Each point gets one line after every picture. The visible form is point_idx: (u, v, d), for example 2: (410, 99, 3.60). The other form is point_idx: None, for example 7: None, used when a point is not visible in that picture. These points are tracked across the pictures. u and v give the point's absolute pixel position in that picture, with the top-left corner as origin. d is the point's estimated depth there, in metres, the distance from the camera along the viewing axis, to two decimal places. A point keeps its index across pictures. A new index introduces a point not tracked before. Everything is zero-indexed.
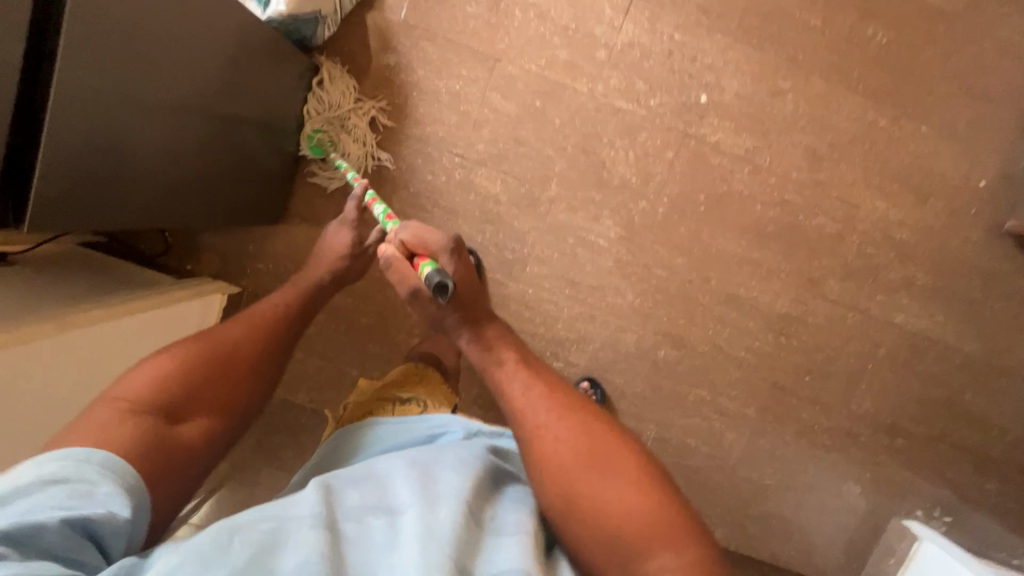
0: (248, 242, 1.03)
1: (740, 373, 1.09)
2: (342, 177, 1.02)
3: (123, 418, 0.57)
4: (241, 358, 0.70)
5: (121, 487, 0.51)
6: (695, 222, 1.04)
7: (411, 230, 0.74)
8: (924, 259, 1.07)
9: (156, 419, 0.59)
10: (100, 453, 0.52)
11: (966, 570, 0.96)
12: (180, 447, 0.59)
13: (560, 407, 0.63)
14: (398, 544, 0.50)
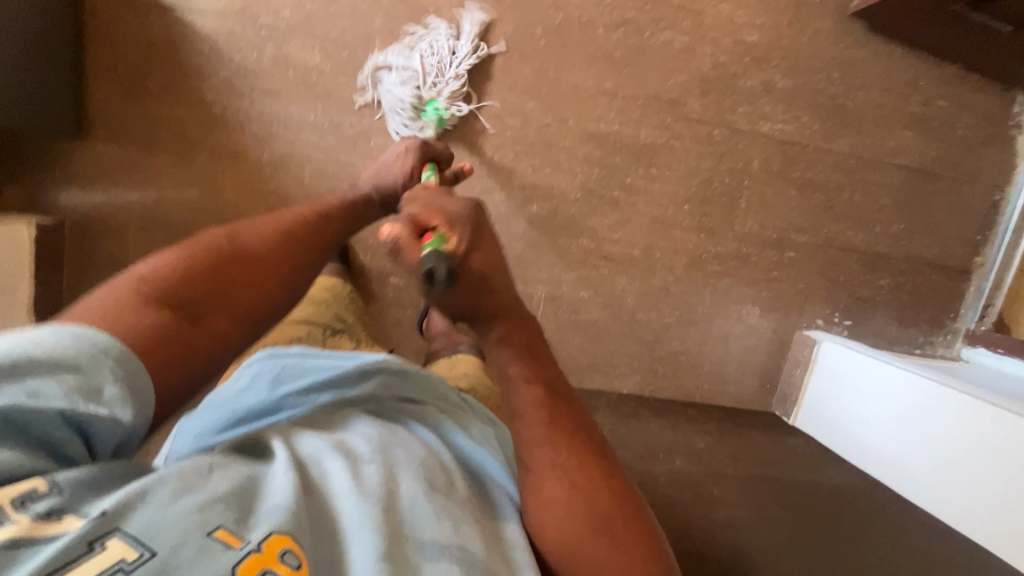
0: (56, 168, 0.93)
1: (617, 214, 1.05)
2: (141, 74, 0.92)
3: (138, 307, 0.50)
4: (265, 257, 0.60)
5: (130, 390, 0.45)
6: (538, 59, 0.97)
7: (420, 203, 0.58)
8: (781, 58, 1.03)
9: (176, 316, 0.52)
10: (105, 339, 0.45)
11: (880, 363, 1.01)
12: (191, 350, 0.52)
13: (570, 435, 0.58)
14: (368, 495, 0.49)
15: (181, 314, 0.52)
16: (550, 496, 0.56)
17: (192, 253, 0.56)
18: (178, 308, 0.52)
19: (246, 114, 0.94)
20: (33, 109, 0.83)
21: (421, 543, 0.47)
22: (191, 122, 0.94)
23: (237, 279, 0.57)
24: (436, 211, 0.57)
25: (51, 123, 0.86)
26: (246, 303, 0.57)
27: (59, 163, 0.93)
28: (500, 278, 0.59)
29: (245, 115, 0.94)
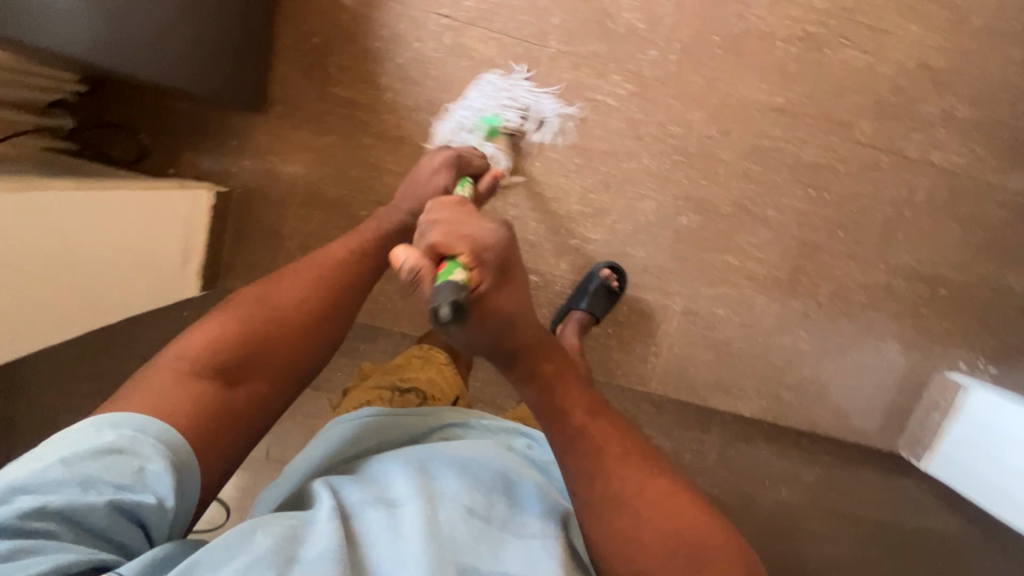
0: (231, 139, 0.96)
1: (768, 233, 1.02)
2: (322, 53, 0.94)
3: (175, 384, 0.55)
4: (301, 314, 0.64)
5: (171, 463, 0.50)
6: (711, 68, 0.95)
7: (440, 229, 0.47)
8: (964, 87, 0.98)
9: (213, 383, 0.56)
10: (142, 417, 0.51)
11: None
12: (231, 413, 0.57)
13: (678, 512, 0.53)
14: (407, 539, 0.48)
15: (214, 382, 0.57)
16: (616, 527, 0.53)
17: (229, 323, 0.60)
18: (214, 373, 0.57)
19: (415, 101, 0.95)
20: (228, 80, 0.87)
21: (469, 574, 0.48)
22: (362, 106, 0.95)
23: (280, 339, 0.61)
24: (466, 241, 0.46)
25: (241, 97, 0.90)
26: (282, 358, 0.61)
27: (234, 135, 0.96)
28: (523, 321, 0.51)
29: (414, 101, 0.95)
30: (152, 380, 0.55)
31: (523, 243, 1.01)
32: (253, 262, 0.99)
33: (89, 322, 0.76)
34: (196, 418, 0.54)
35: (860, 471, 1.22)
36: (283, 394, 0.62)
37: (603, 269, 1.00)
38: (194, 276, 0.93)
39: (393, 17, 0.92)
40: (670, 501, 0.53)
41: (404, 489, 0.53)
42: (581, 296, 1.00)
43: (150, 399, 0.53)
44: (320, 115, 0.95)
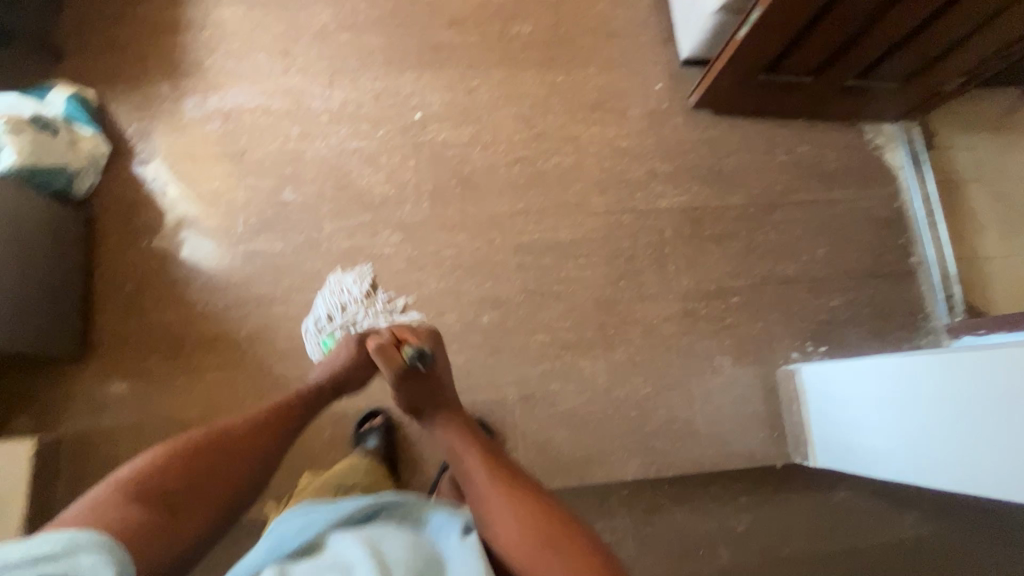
0: (61, 390, 1.05)
1: (562, 304, 1.15)
2: (138, 294, 1.10)
3: (126, 505, 0.61)
4: (239, 444, 0.72)
5: (107, 558, 0.56)
6: (457, 202, 1.19)
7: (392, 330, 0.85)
8: (654, 151, 1.26)
9: (145, 513, 0.62)
10: (86, 538, 0.56)
11: (838, 365, 1.01)
12: (161, 542, 0.61)
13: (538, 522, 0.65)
14: None
15: (163, 508, 0.63)
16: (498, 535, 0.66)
17: (162, 453, 0.68)
18: (153, 503, 0.63)
19: (225, 303, 1.11)
20: (42, 329, 0.99)
21: None
22: (178, 321, 1.09)
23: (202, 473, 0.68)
24: (409, 334, 0.84)
25: (57, 346, 1.01)
26: (222, 481, 0.69)
27: (61, 383, 1.05)
28: (442, 388, 0.82)
29: (225, 303, 1.11)
30: (95, 508, 0.61)
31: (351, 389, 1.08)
32: None
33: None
34: (138, 542, 0.59)
35: (787, 500, 1.12)
36: (221, 518, 0.67)
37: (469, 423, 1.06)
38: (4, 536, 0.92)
39: (195, 248, 1.13)
40: (540, 516, 0.65)
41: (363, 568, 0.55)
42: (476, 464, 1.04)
43: (80, 521, 0.59)
44: (142, 342, 1.08)
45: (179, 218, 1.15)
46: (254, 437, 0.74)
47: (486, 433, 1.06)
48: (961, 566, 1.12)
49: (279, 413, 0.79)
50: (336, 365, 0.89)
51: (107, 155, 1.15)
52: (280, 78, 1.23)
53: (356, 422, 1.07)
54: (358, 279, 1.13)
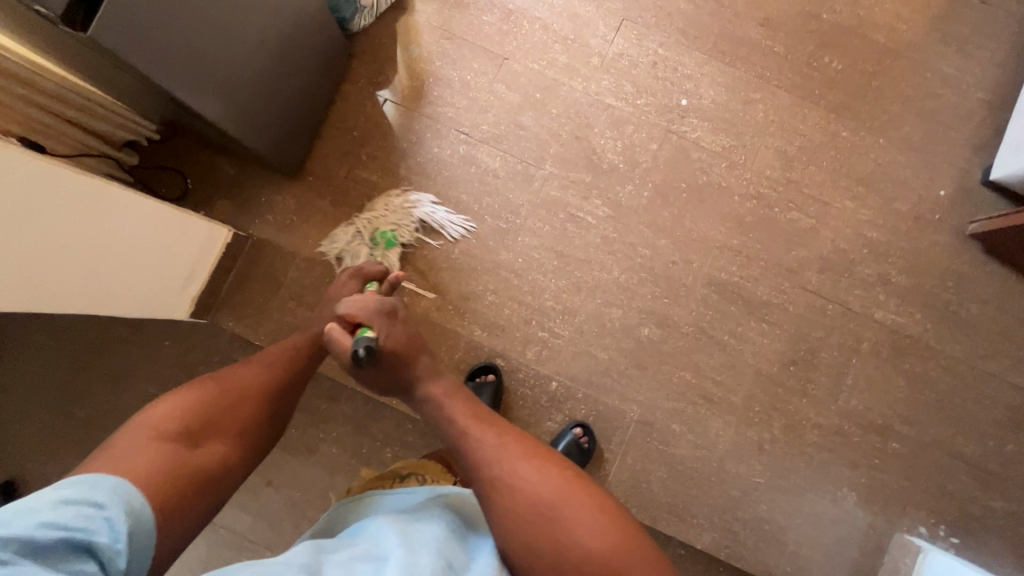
0: (262, 197, 1.11)
1: (724, 357, 1.09)
2: (358, 143, 1.13)
3: (140, 446, 0.58)
4: (251, 387, 0.69)
5: (128, 514, 0.51)
6: (677, 208, 1.12)
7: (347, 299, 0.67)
8: (897, 257, 1.12)
9: (175, 448, 0.59)
10: (117, 481, 0.53)
11: None
12: (195, 475, 0.59)
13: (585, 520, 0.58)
14: None
15: (182, 446, 0.60)
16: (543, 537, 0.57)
17: (178, 403, 0.63)
18: (174, 440, 0.60)
19: (426, 192, 1.12)
20: (282, 138, 1.04)
21: None
22: (380, 187, 1.12)
23: (222, 411, 0.65)
24: (360, 302, 0.67)
25: (284, 159, 1.06)
26: (228, 427, 0.65)
27: (266, 189, 1.11)
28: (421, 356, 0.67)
29: (426, 192, 1.12)
30: (116, 446, 0.58)
31: (495, 328, 1.09)
32: (248, 302, 1.09)
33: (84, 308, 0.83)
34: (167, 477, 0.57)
35: None
36: (234, 461, 0.64)
37: (572, 427, 1.05)
38: (183, 303, 1.02)
39: (425, 126, 1.14)
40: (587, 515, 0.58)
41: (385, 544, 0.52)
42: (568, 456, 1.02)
43: (112, 464, 0.55)
44: (343, 188, 1.12)
45: (421, 92, 1.14)
46: (266, 377, 0.71)
47: (588, 439, 1.05)
48: None
49: (285, 367, 0.74)
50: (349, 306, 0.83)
51: (390, 3, 1.15)
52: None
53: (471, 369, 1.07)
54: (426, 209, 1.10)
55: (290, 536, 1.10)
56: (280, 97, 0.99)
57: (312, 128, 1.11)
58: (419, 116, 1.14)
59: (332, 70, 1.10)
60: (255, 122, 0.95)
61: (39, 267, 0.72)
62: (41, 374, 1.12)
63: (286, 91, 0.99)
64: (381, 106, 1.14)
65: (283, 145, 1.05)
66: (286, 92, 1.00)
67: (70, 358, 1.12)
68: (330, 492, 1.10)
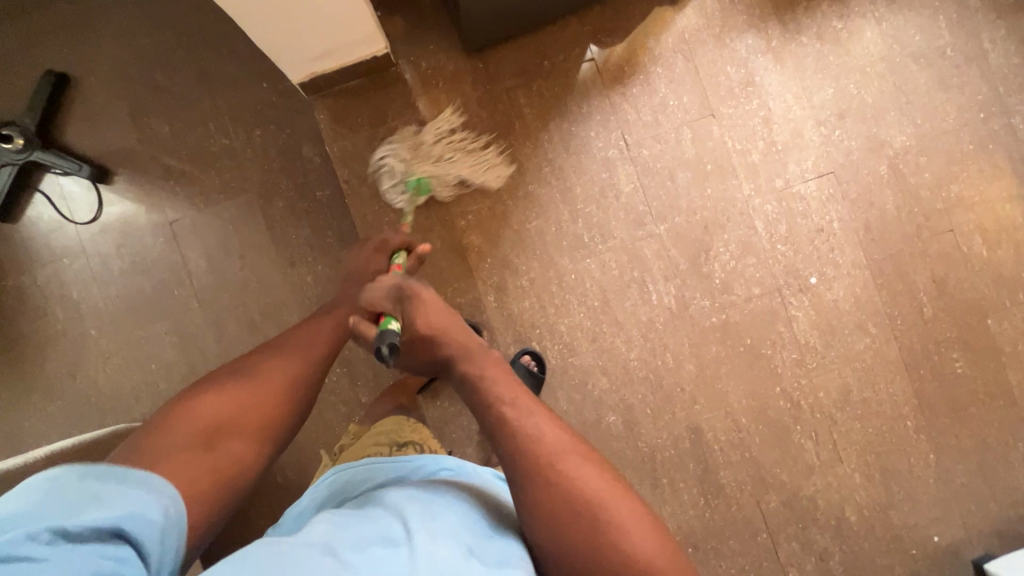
0: (432, 44, 1.09)
1: (647, 493, 1.08)
2: (539, 71, 1.09)
3: (174, 449, 0.63)
4: (279, 385, 0.75)
5: (153, 503, 0.54)
6: (725, 353, 1.08)
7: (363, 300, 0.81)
8: (851, 551, 1.08)
9: (198, 445, 0.65)
10: (152, 478, 0.57)
11: None
12: (218, 470, 0.65)
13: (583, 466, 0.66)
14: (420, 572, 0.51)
15: (204, 439, 0.65)
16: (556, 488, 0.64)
17: (211, 406, 0.68)
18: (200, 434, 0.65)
19: (554, 158, 1.08)
20: (489, 16, 1.00)
21: None
22: (525, 121, 1.09)
23: (250, 409, 0.71)
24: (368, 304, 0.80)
25: (474, 33, 1.03)
26: (255, 423, 0.71)
27: (440, 42, 1.09)
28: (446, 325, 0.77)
29: (554, 158, 1.08)
30: (138, 450, 0.62)
31: (505, 307, 1.08)
32: (349, 113, 1.08)
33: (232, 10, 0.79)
34: (189, 480, 0.61)
35: None
36: (257, 452, 0.70)
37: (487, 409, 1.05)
38: (297, 69, 0.99)
39: (602, 108, 1.09)
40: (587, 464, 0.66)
41: (399, 528, 0.56)
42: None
43: (145, 458, 0.61)
44: (498, 95, 1.09)
45: (625, 79, 1.09)
46: (291, 377, 0.76)
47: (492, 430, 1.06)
48: None
49: (292, 365, 0.77)
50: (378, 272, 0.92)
51: None
52: (810, 119, 1.09)
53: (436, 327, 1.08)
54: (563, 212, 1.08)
55: (222, 308, 1.13)
56: None
57: (517, 28, 1.06)
58: (605, 96, 1.09)
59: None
60: None
61: None
62: (160, 22, 1.14)
63: None
64: (583, 61, 1.09)
65: (484, 21, 1.01)
66: None
67: (189, 31, 1.14)
68: (278, 307, 1.13)
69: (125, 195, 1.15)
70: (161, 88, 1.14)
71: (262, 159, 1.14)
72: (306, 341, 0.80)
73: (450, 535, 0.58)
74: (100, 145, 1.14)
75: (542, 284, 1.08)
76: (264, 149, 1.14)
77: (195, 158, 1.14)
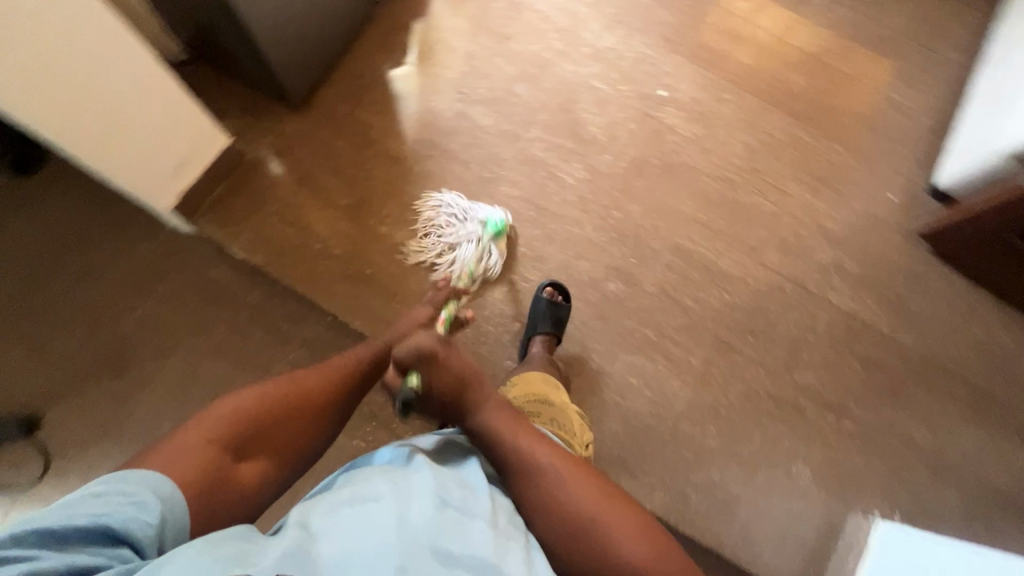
0: (265, 123, 1.19)
1: (685, 320, 1.12)
2: (362, 89, 1.22)
3: (195, 448, 0.58)
4: (311, 394, 0.69)
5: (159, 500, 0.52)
6: (650, 180, 1.20)
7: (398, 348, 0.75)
8: (852, 248, 1.19)
9: (224, 454, 0.59)
10: (156, 478, 0.53)
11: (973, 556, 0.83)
12: (235, 488, 0.59)
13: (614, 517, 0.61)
14: (379, 535, 0.51)
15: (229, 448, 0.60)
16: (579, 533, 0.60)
17: (241, 407, 0.63)
18: (225, 444, 0.60)
19: (420, 138, 1.20)
20: (292, 62, 1.12)
21: (444, 555, 0.52)
22: (377, 128, 1.20)
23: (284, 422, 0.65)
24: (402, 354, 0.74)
25: (291, 86, 1.15)
26: (282, 438, 0.65)
27: (270, 117, 1.19)
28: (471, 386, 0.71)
29: (419, 137, 1.20)
30: (173, 436, 0.59)
31: (467, 266, 1.13)
32: (234, 213, 1.14)
33: (85, 157, 0.87)
34: (206, 484, 0.56)
35: None
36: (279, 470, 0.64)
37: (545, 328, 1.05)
38: (169, 192, 1.04)
39: (427, 84, 1.24)
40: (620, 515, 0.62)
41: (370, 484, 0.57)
42: (542, 321, 1.05)
43: (169, 451, 0.57)
44: (343, 123, 1.20)
45: (427, 55, 1.26)
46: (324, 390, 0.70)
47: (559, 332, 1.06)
48: None
49: (332, 385, 0.72)
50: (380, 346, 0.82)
51: None
52: None
53: None
54: (457, 168, 1.18)
55: None
56: (298, 25, 1.08)
57: (321, 67, 1.20)
58: (423, 74, 1.24)
59: (350, 21, 1.22)
60: (272, 38, 1.04)
61: (29, 80, 0.74)
62: (13, 260, 1.13)
63: (304, 19, 1.09)
64: (389, 62, 1.25)
65: (292, 69, 1.13)
66: (303, 22, 1.09)
67: (45, 249, 1.14)
68: None
69: (64, 426, 1.05)
70: (45, 313, 1.11)
71: (179, 305, 1.12)
72: (352, 363, 0.76)
73: (425, 491, 0.57)
74: (12, 399, 1.06)
75: (480, 227, 1.14)
76: (175, 296, 1.12)
77: (116, 347, 1.10)
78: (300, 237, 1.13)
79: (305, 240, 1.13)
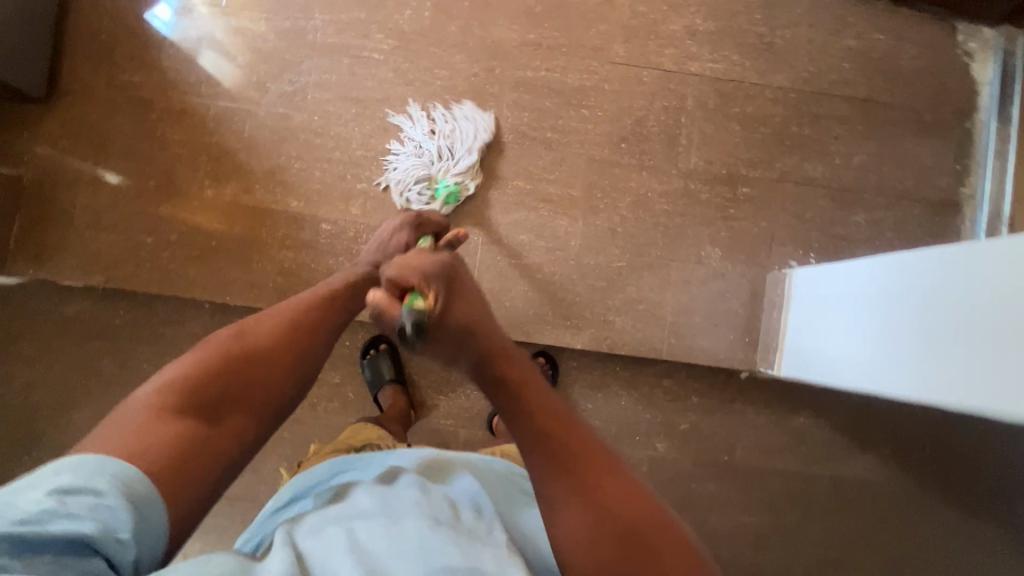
0: (24, 134, 1.02)
1: (553, 155, 1.04)
2: (109, 49, 1.03)
3: (154, 424, 0.54)
4: (275, 341, 0.65)
5: (127, 501, 0.48)
6: (463, 18, 1.05)
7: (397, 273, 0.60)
8: (699, 5, 1.07)
9: (192, 420, 0.56)
10: (114, 462, 0.50)
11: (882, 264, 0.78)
12: (209, 450, 0.56)
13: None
14: (368, 552, 0.52)
15: (199, 413, 0.57)
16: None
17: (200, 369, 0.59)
18: (190, 410, 0.57)
19: (198, 78, 1.04)
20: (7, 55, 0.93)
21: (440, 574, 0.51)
22: (147, 87, 1.03)
23: (256, 376, 0.62)
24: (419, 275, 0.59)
25: (22, 80, 0.97)
26: (256, 393, 0.61)
27: (25, 124, 1.02)
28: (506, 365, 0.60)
29: (198, 78, 1.04)
30: (126, 415, 0.55)
31: (313, 194, 1.03)
32: (44, 242, 1.01)
33: None
34: (177, 454, 0.54)
35: (738, 412, 1.08)
36: (259, 424, 0.61)
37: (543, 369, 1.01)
38: None
39: (176, 11, 1.04)
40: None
41: (360, 507, 0.58)
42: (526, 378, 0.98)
43: (124, 430, 0.53)
44: (109, 97, 1.03)
45: None
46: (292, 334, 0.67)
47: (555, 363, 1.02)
48: (904, 528, 1.09)
49: (299, 327, 0.68)
50: (352, 273, 0.78)
51: None
52: None
53: (362, 349, 1.08)
54: (254, 95, 1.03)
55: None
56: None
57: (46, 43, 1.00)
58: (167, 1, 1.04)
59: None
60: None
61: None
62: None
63: None
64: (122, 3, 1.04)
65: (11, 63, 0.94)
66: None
67: None
68: None
69: None
70: None
71: (48, 357, 1.04)
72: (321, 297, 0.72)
73: (419, 510, 0.57)
74: None
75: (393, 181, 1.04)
76: (40, 350, 1.04)
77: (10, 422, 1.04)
78: (126, 238, 1.02)
79: (134, 240, 1.02)
